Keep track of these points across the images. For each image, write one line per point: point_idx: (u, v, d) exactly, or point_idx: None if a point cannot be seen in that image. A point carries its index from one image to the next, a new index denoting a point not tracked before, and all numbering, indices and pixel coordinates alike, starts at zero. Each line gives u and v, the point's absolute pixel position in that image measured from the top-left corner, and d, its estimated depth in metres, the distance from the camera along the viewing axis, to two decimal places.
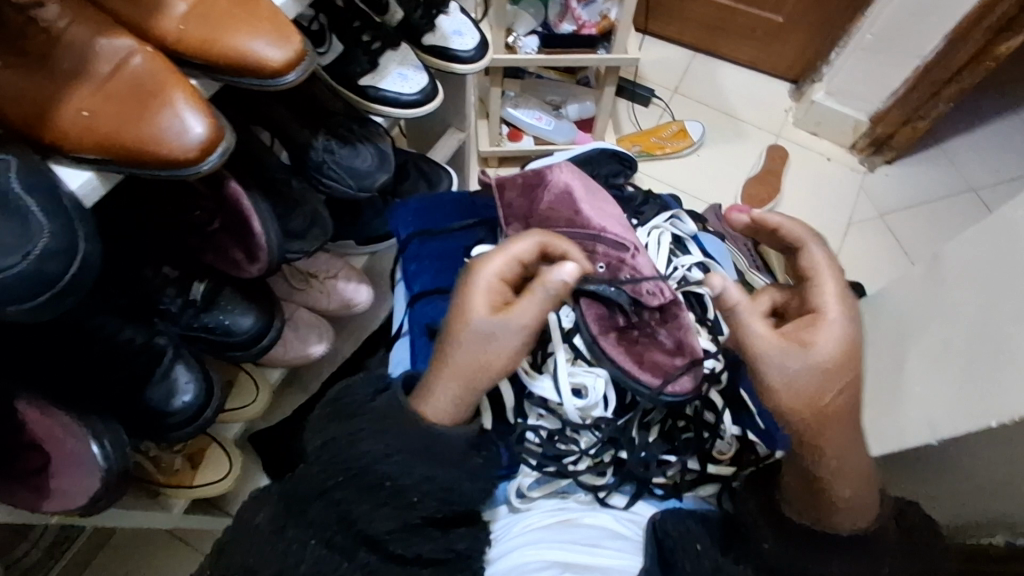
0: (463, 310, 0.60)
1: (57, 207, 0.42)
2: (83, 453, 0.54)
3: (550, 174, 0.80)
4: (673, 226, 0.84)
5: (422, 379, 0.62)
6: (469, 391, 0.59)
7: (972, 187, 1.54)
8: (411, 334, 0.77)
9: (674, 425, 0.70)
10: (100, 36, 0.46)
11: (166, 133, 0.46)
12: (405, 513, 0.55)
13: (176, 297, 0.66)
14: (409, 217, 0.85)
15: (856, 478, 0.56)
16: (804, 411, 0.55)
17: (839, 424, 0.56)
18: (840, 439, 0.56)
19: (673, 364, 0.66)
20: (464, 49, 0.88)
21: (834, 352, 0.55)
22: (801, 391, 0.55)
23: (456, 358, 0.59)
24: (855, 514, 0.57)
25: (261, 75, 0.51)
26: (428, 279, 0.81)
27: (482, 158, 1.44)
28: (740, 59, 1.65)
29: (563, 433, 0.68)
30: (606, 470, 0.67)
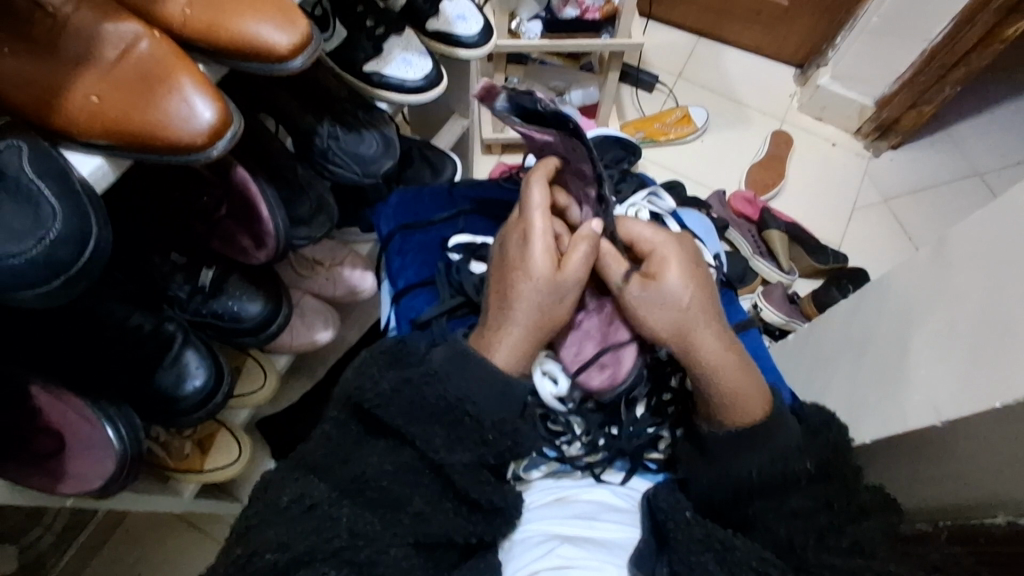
0: (522, 267, 0.61)
1: (68, 192, 0.42)
2: (98, 437, 0.56)
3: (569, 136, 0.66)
4: (651, 203, 0.87)
5: (483, 330, 0.62)
6: (539, 337, 0.61)
7: (977, 171, 1.53)
8: (400, 329, 0.79)
9: (661, 400, 0.69)
10: (106, 22, 0.46)
11: (174, 117, 0.46)
12: (460, 468, 0.56)
13: (184, 284, 0.67)
14: (391, 213, 0.87)
15: (742, 374, 0.60)
16: (674, 332, 0.60)
17: (707, 329, 0.60)
18: (725, 353, 0.60)
19: (591, 353, 0.67)
20: (468, 34, 0.87)
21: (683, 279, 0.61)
22: (670, 317, 0.60)
23: (524, 308, 0.60)
24: (733, 413, 0.60)
25: (267, 59, 0.51)
26: (413, 274, 0.82)
27: (485, 145, 1.44)
28: (744, 43, 1.64)
29: (552, 416, 0.67)
30: (599, 449, 0.67)
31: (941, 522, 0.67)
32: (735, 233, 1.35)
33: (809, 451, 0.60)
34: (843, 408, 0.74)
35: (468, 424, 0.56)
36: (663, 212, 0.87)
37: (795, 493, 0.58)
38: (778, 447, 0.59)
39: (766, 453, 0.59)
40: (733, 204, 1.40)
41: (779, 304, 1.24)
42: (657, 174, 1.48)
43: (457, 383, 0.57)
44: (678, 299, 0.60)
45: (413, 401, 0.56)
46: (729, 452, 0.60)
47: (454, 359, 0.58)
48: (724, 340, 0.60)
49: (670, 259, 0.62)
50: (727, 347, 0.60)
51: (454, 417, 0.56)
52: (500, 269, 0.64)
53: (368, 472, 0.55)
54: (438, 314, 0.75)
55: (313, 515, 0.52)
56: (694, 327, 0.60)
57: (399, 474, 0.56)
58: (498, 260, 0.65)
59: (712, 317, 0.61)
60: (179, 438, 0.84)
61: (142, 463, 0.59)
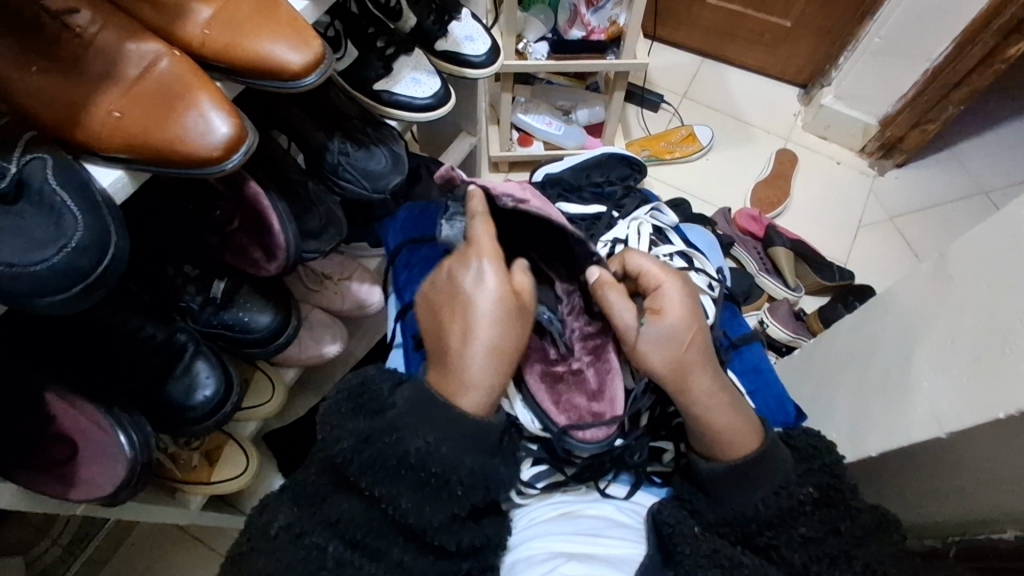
0: (478, 290, 0.57)
1: (89, 203, 0.44)
2: (110, 444, 0.57)
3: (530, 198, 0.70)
4: (653, 218, 0.88)
5: (441, 370, 0.57)
6: (504, 371, 0.57)
7: (982, 189, 1.53)
8: (404, 342, 0.80)
9: (664, 412, 0.69)
10: (128, 41, 0.48)
11: (192, 132, 0.47)
12: (451, 505, 0.55)
13: (196, 296, 0.69)
14: (398, 229, 0.90)
15: (734, 411, 0.59)
16: (668, 370, 0.58)
17: (702, 369, 0.59)
18: (720, 395, 0.59)
19: (584, 408, 0.66)
20: (476, 54, 0.90)
21: (683, 317, 0.59)
22: (665, 356, 0.58)
23: (482, 334, 0.55)
24: (729, 447, 0.59)
25: (281, 77, 0.53)
26: (419, 287, 0.84)
27: (493, 163, 1.47)
28: (748, 64, 1.66)
29: (558, 452, 0.66)
30: (606, 470, 0.68)
31: (950, 538, 0.67)
32: (739, 250, 1.36)
33: (809, 477, 0.60)
34: (848, 423, 0.74)
35: (435, 485, 0.54)
36: (666, 226, 0.88)
37: (802, 521, 0.58)
38: (779, 477, 0.58)
39: (768, 487, 0.58)
40: (738, 221, 1.41)
41: (785, 320, 1.24)
42: (662, 191, 1.49)
43: (421, 432, 0.54)
44: (676, 338, 0.58)
45: (375, 458, 0.54)
46: (731, 489, 0.59)
47: (416, 405, 0.55)
48: (717, 379, 0.59)
49: (673, 294, 0.61)
50: (718, 390, 0.59)
51: (420, 479, 0.54)
52: (448, 295, 0.59)
53: (345, 518, 0.55)
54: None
55: (302, 544, 0.55)
56: (691, 368, 0.58)
57: (377, 525, 0.55)
58: (445, 289, 0.60)
59: (705, 358, 0.59)
60: (188, 449, 0.84)
61: (152, 472, 0.60)
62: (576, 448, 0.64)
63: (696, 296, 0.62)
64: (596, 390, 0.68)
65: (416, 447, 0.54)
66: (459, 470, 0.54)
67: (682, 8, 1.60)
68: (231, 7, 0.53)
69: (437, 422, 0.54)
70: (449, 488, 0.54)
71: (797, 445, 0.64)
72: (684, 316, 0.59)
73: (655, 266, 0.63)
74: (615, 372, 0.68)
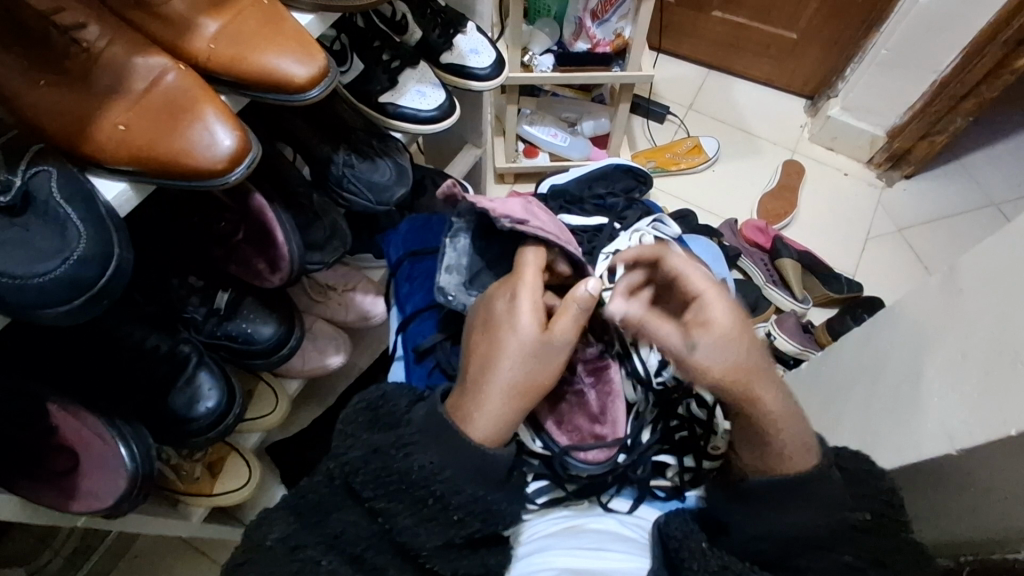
0: (510, 323, 0.58)
1: (93, 215, 0.44)
2: (111, 456, 0.57)
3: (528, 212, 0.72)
4: (655, 229, 0.88)
5: (462, 398, 0.57)
6: (521, 407, 0.56)
7: (992, 201, 1.52)
8: (406, 355, 0.80)
9: (667, 426, 0.67)
10: (136, 55, 0.49)
11: (197, 145, 0.48)
12: (448, 530, 0.54)
13: (200, 306, 0.69)
14: (400, 241, 0.90)
15: (794, 423, 0.55)
16: (736, 384, 0.52)
17: (766, 378, 0.53)
18: (777, 406, 0.54)
19: (586, 432, 0.67)
20: (481, 66, 0.90)
21: (731, 320, 0.52)
22: (729, 367, 0.52)
23: (505, 371, 0.56)
24: (788, 461, 0.55)
25: (287, 90, 0.53)
26: (420, 299, 0.83)
27: (498, 174, 1.47)
28: (754, 76, 1.66)
29: (558, 471, 0.65)
30: (611, 486, 0.67)
31: (962, 557, 0.65)
32: (745, 262, 1.35)
33: (864, 502, 0.58)
34: (858, 437, 0.73)
35: (434, 506, 0.54)
36: (669, 238, 0.88)
37: (849, 549, 0.56)
38: (829, 501, 0.55)
39: (813, 510, 0.55)
40: (744, 232, 1.40)
41: (792, 333, 1.23)
42: (668, 203, 1.49)
43: (426, 450, 0.54)
44: (733, 352, 0.52)
45: (379, 471, 0.54)
46: (775, 506, 0.56)
47: (430, 426, 0.55)
48: (778, 392, 0.54)
49: (715, 300, 0.54)
50: (786, 402, 0.55)
51: (419, 498, 0.54)
52: (483, 326, 0.60)
53: (347, 533, 0.55)
54: (440, 340, 0.77)
55: (296, 558, 0.55)
56: (758, 377, 0.53)
57: (376, 544, 0.56)
58: (480, 319, 0.62)
59: (765, 371, 0.53)
60: (191, 461, 0.83)
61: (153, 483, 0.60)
62: (576, 469, 0.64)
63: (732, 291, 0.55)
64: (598, 413, 0.68)
65: (410, 462, 0.54)
66: (457, 496, 0.54)
67: (687, 21, 1.61)
68: (237, 21, 0.53)
69: (443, 441, 0.54)
70: (446, 510, 0.54)
71: (848, 467, 0.61)
72: (732, 318, 0.53)
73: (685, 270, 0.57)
74: (616, 394, 0.68)
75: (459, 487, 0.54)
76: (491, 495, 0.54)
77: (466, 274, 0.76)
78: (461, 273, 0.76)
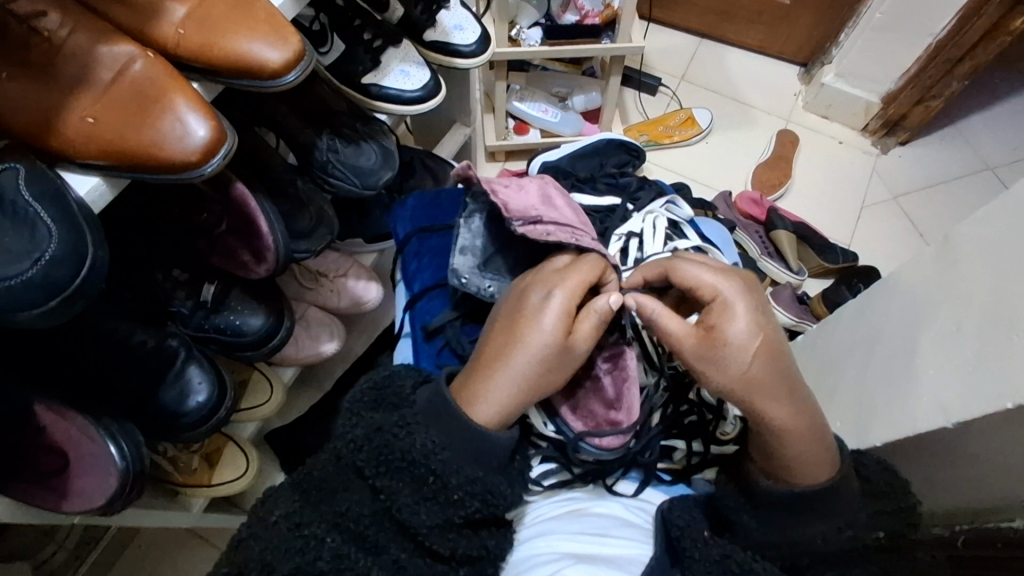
0: (536, 318, 0.57)
1: (64, 213, 0.43)
2: (101, 454, 0.56)
3: (544, 203, 0.71)
4: (668, 211, 0.88)
5: (469, 376, 0.57)
6: (527, 399, 0.56)
7: (988, 165, 1.51)
8: (413, 334, 0.78)
9: (678, 411, 0.67)
10: (100, 44, 0.47)
11: (168, 137, 0.46)
12: (446, 509, 0.54)
13: (186, 301, 0.68)
14: (409, 216, 0.88)
15: (812, 436, 0.54)
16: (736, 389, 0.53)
17: (772, 390, 0.53)
18: (782, 405, 0.53)
19: (600, 418, 0.65)
20: (466, 43, 0.87)
21: (753, 333, 0.53)
22: (736, 374, 0.53)
23: (520, 363, 0.55)
24: (805, 473, 0.54)
25: (261, 76, 0.52)
26: (429, 277, 0.82)
27: (489, 153, 1.44)
28: (747, 44, 1.63)
29: (568, 455, 0.65)
30: (618, 469, 0.67)
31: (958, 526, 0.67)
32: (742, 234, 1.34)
33: (880, 521, 0.57)
34: (853, 412, 0.73)
35: (433, 484, 0.53)
36: (680, 221, 0.87)
37: (858, 563, 0.56)
38: (843, 516, 0.55)
39: (833, 521, 0.55)
40: (740, 204, 1.39)
41: (788, 305, 1.23)
42: (662, 176, 1.47)
43: (426, 431, 0.54)
44: (741, 357, 0.53)
45: (380, 450, 0.54)
46: (793, 520, 0.56)
47: (432, 407, 0.55)
48: (794, 402, 0.53)
49: (736, 306, 0.55)
50: (802, 405, 0.54)
51: (418, 477, 0.54)
52: (509, 314, 0.59)
53: (349, 511, 0.53)
54: (450, 319, 0.76)
55: (300, 534, 0.52)
56: (764, 392, 0.53)
57: (376, 521, 0.54)
58: (506, 308, 0.61)
59: (779, 380, 0.53)
60: (188, 453, 0.83)
61: (146, 479, 0.60)
62: (587, 453, 0.64)
63: (762, 307, 0.56)
64: (614, 400, 0.66)
65: (408, 442, 0.54)
66: (455, 475, 0.53)
67: None
68: (206, 5, 0.51)
69: (445, 425, 0.54)
70: (445, 489, 0.53)
71: (868, 476, 0.60)
72: (756, 335, 0.54)
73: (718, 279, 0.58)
74: (632, 380, 0.65)
75: (459, 467, 0.54)
76: (490, 476, 0.54)
77: (481, 256, 0.75)
78: (476, 254, 0.75)
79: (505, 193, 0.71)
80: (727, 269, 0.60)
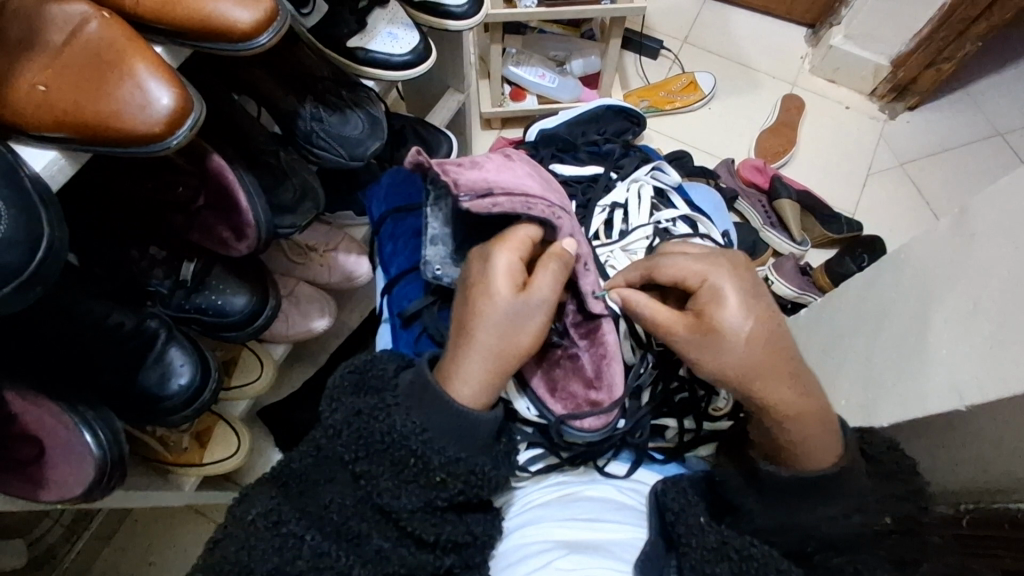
0: (486, 287, 0.54)
1: (15, 188, 0.39)
2: (76, 442, 0.54)
3: (489, 172, 0.65)
4: (654, 179, 0.83)
5: (446, 357, 0.55)
6: (506, 371, 0.53)
7: (998, 130, 1.46)
8: (392, 320, 0.76)
9: (668, 389, 0.65)
10: (50, 3, 0.43)
11: (128, 106, 0.42)
12: (430, 491, 0.52)
13: (165, 279, 0.65)
14: (382, 197, 0.85)
15: (815, 418, 0.51)
16: (745, 375, 0.51)
17: (774, 378, 0.51)
18: (782, 386, 0.51)
19: (579, 397, 0.62)
20: (456, 3, 0.80)
21: (750, 323, 0.51)
22: (747, 363, 0.51)
23: (483, 336, 0.53)
24: (812, 453, 0.52)
25: (230, 38, 0.48)
26: (405, 260, 0.80)
27: (484, 120, 1.39)
28: (753, 4, 1.56)
29: (554, 437, 0.63)
30: (609, 451, 0.66)
31: (962, 505, 0.66)
32: (745, 204, 1.30)
33: (887, 505, 0.55)
34: (859, 391, 0.71)
35: (414, 467, 0.51)
36: (667, 188, 0.83)
37: (868, 549, 0.53)
38: (854, 499, 0.53)
39: (840, 506, 0.53)
40: (743, 172, 1.35)
41: (790, 277, 1.19)
42: (663, 144, 1.42)
43: (411, 414, 0.52)
44: (734, 342, 0.51)
45: (361, 431, 0.52)
46: (796, 501, 0.53)
47: (413, 391, 0.53)
48: (798, 387, 0.51)
49: (724, 289, 0.53)
50: (806, 389, 0.52)
51: (398, 459, 0.52)
52: (464, 288, 0.57)
53: (333, 502, 0.52)
54: (428, 303, 0.73)
55: (278, 533, 0.51)
56: (766, 376, 0.51)
57: (359, 511, 0.52)
58: (459, 286, 0.58)
59: (780, 360, 0.51)
60: (178, 432, 0.81)
61: (128, 466, 0.57)
62: (573, 436, 0.61)
63: (759, 293, 0.54)
64: (594, 378, 0.63)
65: (393, 421, 0.52)
66: (438, 454, 0.51)
67: None
68: None
69: (427, 408, 0.52)
70: (426, 470, 0.51)
71: (875, 456, 0.57)
72: (753, 324, 0.51)
73: (711, 267, 0.55)
74: (612, 356, 0.63)
75: (444, 444, 0.51)
76: (472, 456, 0.52)
77: (451, 244, 0.71)
78: (446, 243, 0.71)
79: (456, 168, 0.64)
80: (720, 256, 0.57)
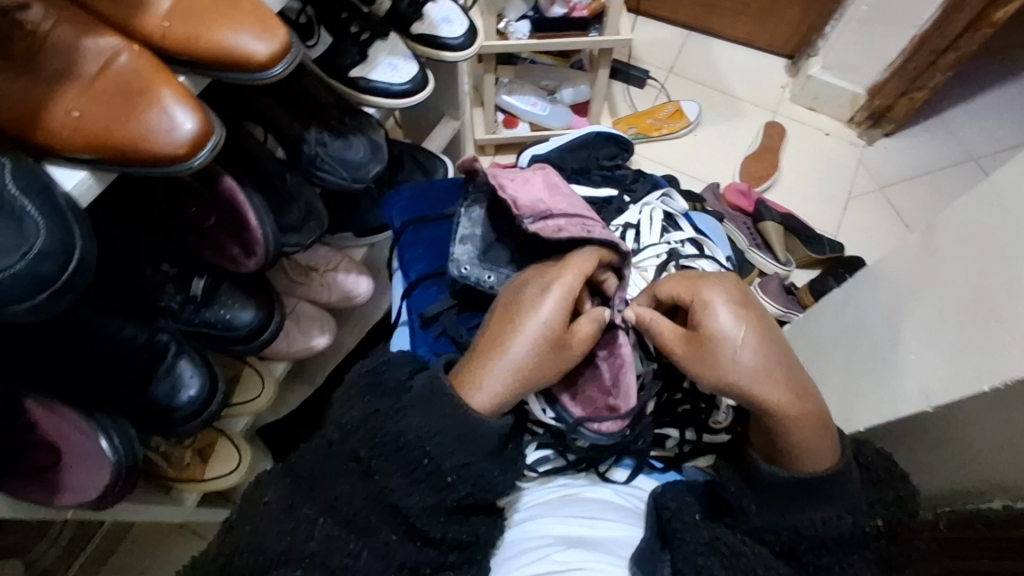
0: (535, 309, 0.59)
1: (51, 205, 0.43)
2: (92, 449, 0.56)
3: (547, 193, 0.72)
4: (663, 203, 0.88)
5: (466, 365, 0.59)
6: (522, 390, 0.58)
7: (972, 156, 1.52)
8: (411, 323, 0.80)
9: (671, 400, 0.69)
10: (85, 37, 0.47)
11: (154, 130, 0.46)
12: (441, 492, 0.54)
13: (176, 295, 0.68)
14: (403, 206, 0.88)
15: (818, 423, 0.54)
16: (744, 379, 0.54)
17: (768, 380, 0.54)
18: (780, 389, 0.54)
19: (597, 406, 0.65)
20: (453, 36, 0.86)
21: (739, 325, 0.56)
22: (755, 368, 0.54)
23: (516, 352, 0.57)
24: (808, 458, 0.54)
25: (248, 68, 0.52)
26: (425, 266, 0.84)
27: (479, 147, 1.44)
28: (735, 36, 1.64)
29: (567, 440, 0.65)
30: (614, 458, 0.68)
31: (941, 509, 0.68)
32: (730, 226, 1.34)
33: (878, 508, 0.55)
34: (838, 395, 0.74)
35: (428, 466, 0.54)
36: (676, 212, 0.88)
37: (857, 550, 0.54)
38: (845, 501, 0.54)
39: (834, 507, 0.54)
40: (727, 196, 1.40)
41: (776, 295, 1.24)
42: (650, 169, 1.48)
43: (416, 421, 0.54)
44: (730, 347, 0.55)
45: (372, 434, 0.54)
46: (791, 501, 0.55)
47: (419, 398, 0.56)
48: (794, 387, 0.54)
49: (713, 301, 0.59)
50: (803, 387, 0.55)
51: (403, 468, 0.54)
52: (506, 307, 0.62)
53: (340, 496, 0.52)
54: (446, 308, 0.78)
55: (292, 516, 0.52)
56: (758, 381, 0.54)
57: (371, 506, 0.53)
58: (503, 304, 0.63)
59: (777, 365, 0.55)
60: (179, 448, 0.83)
61: (138, 473, 0.60)
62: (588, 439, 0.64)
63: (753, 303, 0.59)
64: (611, 385, 0.65)
65: (404, 423, 0.54)
66: (450, 458, 0.54)
67: None
68: None
69: (428, 416, 0.55)
70: (440, 471, 0.54)
71: (868, 466, 0.58)
72: (749, 330, 0.56)
73: (703, 283, 0.61)
74: (627, 366, 0.65)
75: (449, 450, 0.54)
76: (483, 462, 0.55)
77: (480, 244, 0.76)
78: (475, 243, 0.76)
79: (511, 186, 0.71)
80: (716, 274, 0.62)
